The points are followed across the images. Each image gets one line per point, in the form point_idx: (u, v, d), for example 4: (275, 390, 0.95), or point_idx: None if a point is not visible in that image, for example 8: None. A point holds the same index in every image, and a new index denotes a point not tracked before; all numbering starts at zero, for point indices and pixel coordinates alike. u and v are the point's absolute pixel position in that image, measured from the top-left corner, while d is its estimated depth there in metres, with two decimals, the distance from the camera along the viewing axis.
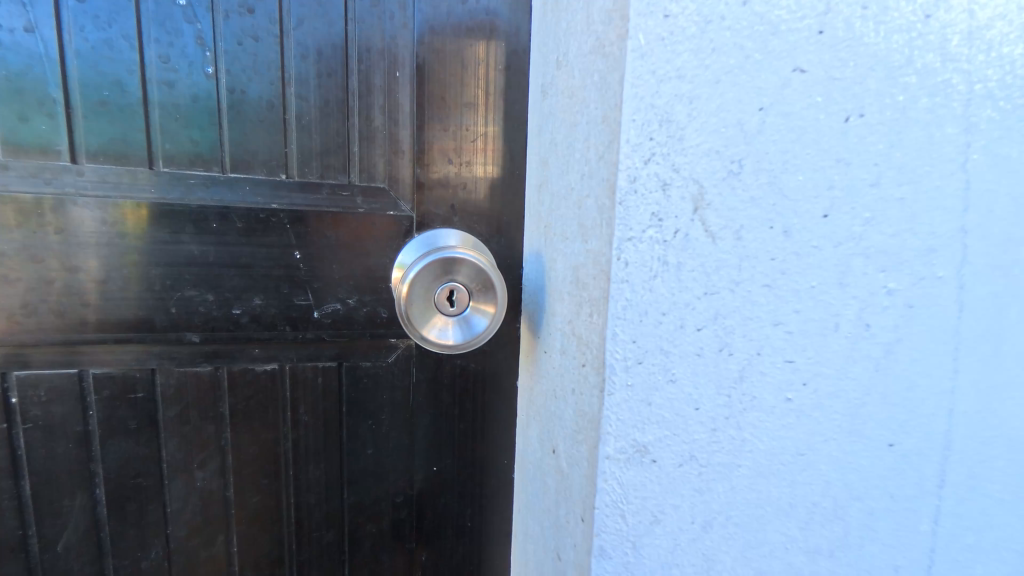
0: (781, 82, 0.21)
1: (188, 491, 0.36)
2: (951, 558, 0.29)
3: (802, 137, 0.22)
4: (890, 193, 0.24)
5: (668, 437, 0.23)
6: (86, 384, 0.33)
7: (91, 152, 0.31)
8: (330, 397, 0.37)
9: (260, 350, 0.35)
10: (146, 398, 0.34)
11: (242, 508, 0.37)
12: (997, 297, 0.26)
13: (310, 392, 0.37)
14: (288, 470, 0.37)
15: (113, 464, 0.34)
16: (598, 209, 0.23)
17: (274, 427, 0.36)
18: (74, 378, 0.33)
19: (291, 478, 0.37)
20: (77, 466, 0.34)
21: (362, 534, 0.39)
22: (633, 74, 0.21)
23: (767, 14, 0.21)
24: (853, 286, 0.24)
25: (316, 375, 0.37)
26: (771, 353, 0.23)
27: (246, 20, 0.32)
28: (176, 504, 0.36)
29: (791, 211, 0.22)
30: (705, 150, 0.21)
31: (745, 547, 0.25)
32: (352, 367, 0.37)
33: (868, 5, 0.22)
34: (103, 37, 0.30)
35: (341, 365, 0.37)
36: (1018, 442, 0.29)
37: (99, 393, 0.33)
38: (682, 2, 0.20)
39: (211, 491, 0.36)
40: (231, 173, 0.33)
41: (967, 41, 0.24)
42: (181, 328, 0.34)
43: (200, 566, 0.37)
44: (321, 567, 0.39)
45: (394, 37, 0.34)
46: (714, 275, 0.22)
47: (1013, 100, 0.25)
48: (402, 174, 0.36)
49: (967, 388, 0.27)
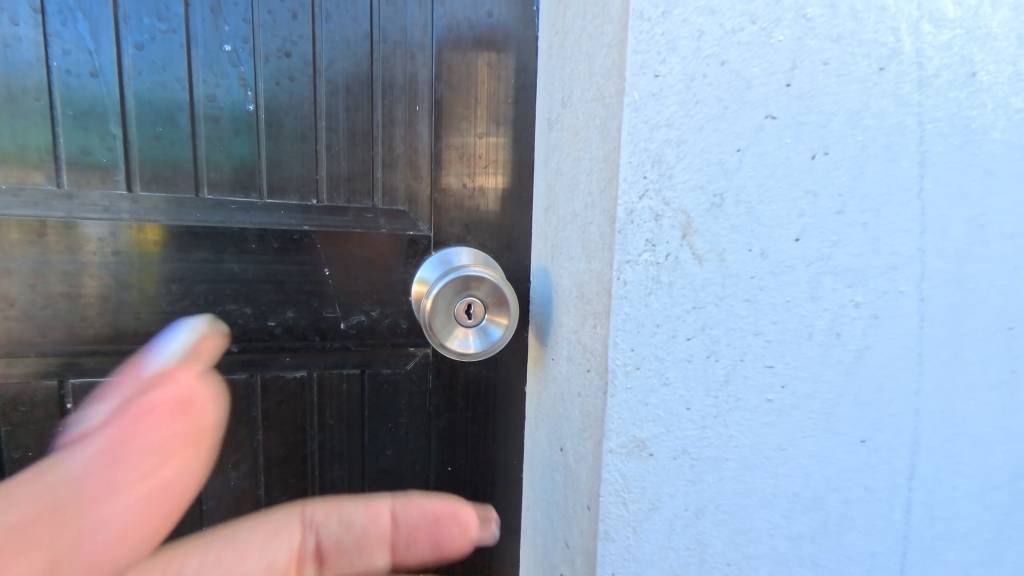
0: (755, 127, 0.25)
1: (223, 490, 0.39)
2: (924, 545, 0.32)
3: (775, 173, 0.26)
4: (854, 219, 0.27)
5: (663, 433, 0.27)
6: None
7: (145, 180, 0.35)
8: (354, 401, 0.40)
9: (290, 358, 0.39)
10: None
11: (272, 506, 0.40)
12: (953, 308, 0.30)
13: (335, 397, 0.40)
14: (314, 471, 0.40)
15: None
16: (600, 235, 0.26)
17: (302, 430, 0.40)
18: None
19: (317, 478, 0.40)
20: None
21: None
22: (629, 124, 0.24)
23: (742, 71, 0.24)
24: (824, 300, 0.27)
25: (342, 381, 0.40)
26: (753, 359, 0.27)
27: (284, 62, 0.36)
28: (211, 502, 0.39)
29: (767, 236, 0.26)
30: (692, 185, 0.25)
31: (734, 532, 0.28)
32: (374, 373, 0.40)
33: (829, 61, 0.25)
34: (158, 79, 0.34)
35: (364, 373, 0.40)
36: (981, 437, 0.32)
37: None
38: (669, 63, 0.24)
39: (244, 489, 0.39)
40: (268, 198, 0.37)
41: (919, 88, 0.27)
42: None
43: None
44: None
45: (415, 75, 0.38)
46: (701, 292, 0.26)
47: (961, 136, 0.29)
48: (420, 197, 0.40)
49: (931, 389, 0.30)
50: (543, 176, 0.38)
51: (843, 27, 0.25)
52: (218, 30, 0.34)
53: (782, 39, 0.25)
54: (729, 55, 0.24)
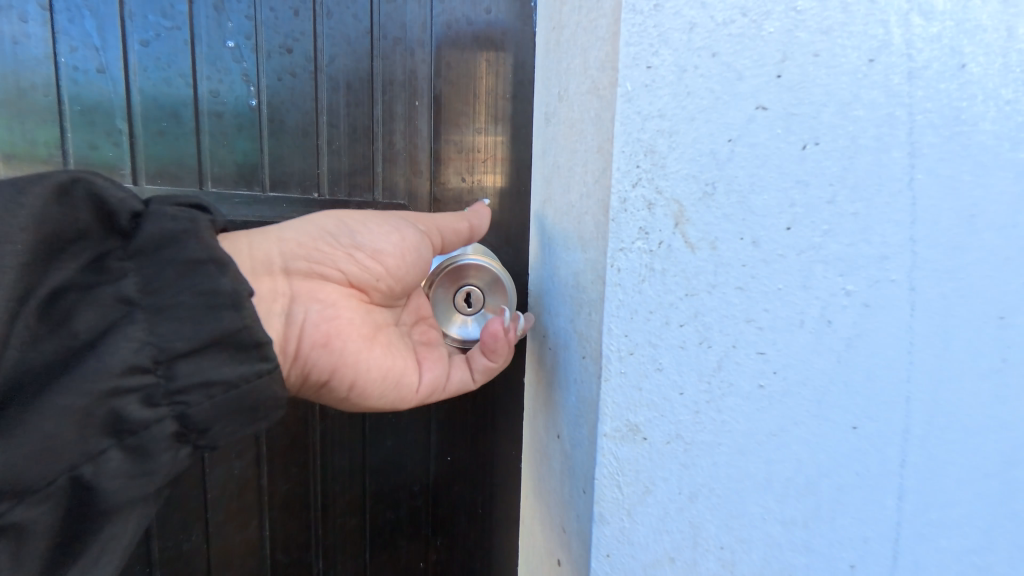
0: (746, 118, 0.25)
1: (225, 479, 0.38)
2: (916, 532, 0.33)
3: (766, 163, 0.26)
4: (845, 209, 0.28)
5: (657, 418, 0.27)
6: None
7: (150, 174, 0.35)
8: None
9: None
10: None
11: (275, 494, 0.40)
12: (944, 297, 0.30)
13: None
14: (316, 460, 0.41)
15: None
16: (595, 224, 0.27)
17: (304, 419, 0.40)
18: None
19: (319, 467, 0.41)
20: None
21: (383, 520, 0.43)
22: (622, 115, 0.25)
23: (733, 63, 0.25)
24: (816, 288, 0.28)
25: None
26: (745, 345, 0.27)
27: (286, 58, 0.37)
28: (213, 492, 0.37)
29: (759, 225, 0.26)
30: (684, 175, 0.25)
31: (727, 516, 0.29)
32: None
33: (819, 53, 0.26)
34: (163, 75, 0.35)
35: None
36: (972, 425, 0.32)
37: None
38: (661, 56, 0.25)
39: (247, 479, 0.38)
40: (270, 192, 0.38)
41: (908, 80, 0.28)
42: None
43: (234, 551, 0.39)
44: (344, 551, 0.42)
45: (414, 71, 0.39)
46: (694, 279, 0.26)
47: (950, 128, 0.29)
48: (420, 191, 0.40)
49: (922, 377, 0.31)
50: (540, 170, 0.39)
51: (832, 20, 0.26)
52: (221, 27, 0.35)
53: (772, 31, 0.25)
54: (720, 47, 0.25)
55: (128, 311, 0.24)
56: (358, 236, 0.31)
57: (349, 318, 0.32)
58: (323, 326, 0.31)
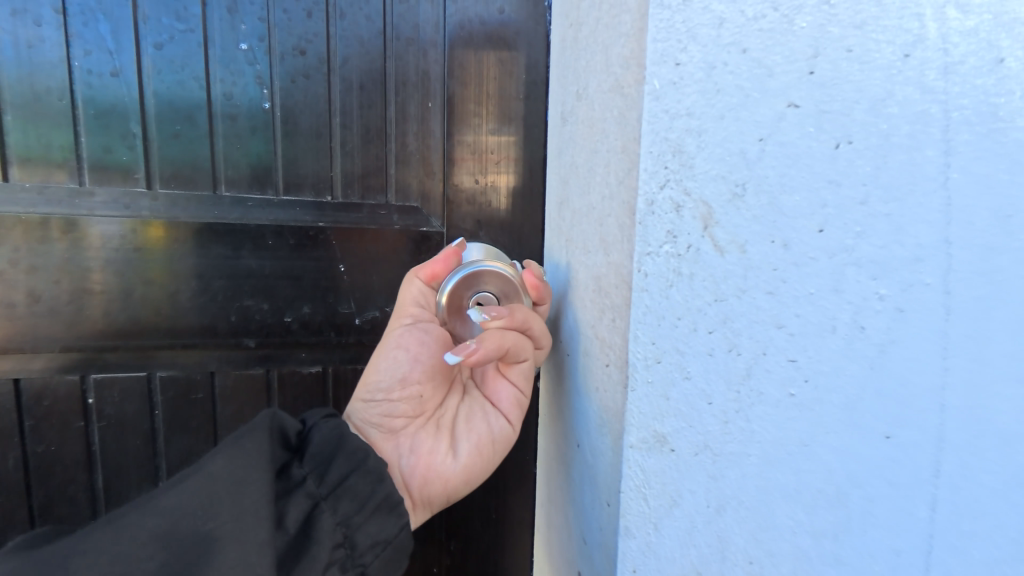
0: (777, 116, 0.25)
1: None
2: (949, 544, 0.32)
3: (797, 162, 0.25)
4: (878, 209, 0.27)
5: (686, 428, 0.26)
6: (153, 385, 0.37)
7: (165, 177, 0.35)
8: None
9: (306, 353, 0.39)
10: (205, 398, 0.38)
11: None
12: (978, 300, 0.29)
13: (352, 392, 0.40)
14: None
15: (177, 457, 0.38)
16: (619, 227, 0.26)
17: None
18: (143, 380, 0.36)
19: None
20: (145, 458, 0.37)
21: None
22: (649, 113, 0.24)
23: (764, 58, 0.24)
24: (847, 292, 0.27)
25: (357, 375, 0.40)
26: (775, 352, 0.26)
27: (299, 61, 0.36)
28: None
29: (789, 226, 0.25)
30: (713, 175, 0.25)
31: (757, 529, 0.28)
32: None
33: (852, 48, 0.25)
34: (177, 78, 0.34)
35: None
36: (1008, 434, 0.31)
37: (165, 392, 0.37)
38: (690, 51, 0.24)
39: None
40: (284, 195, 0.37)
41: (944, 75, 0.27)
42: (239, 334, 0.37)
43: None
44: None
45: (427, 72, 0.38)
46: (723, 284, 0.25)
47: (987, 125, 0.28)
48: (432, 194, 0.40)
49: (955, 384, 0.30)
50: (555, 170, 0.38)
51: (865, 14, 0.25)
52: (235, 29, 0.35)
53: (804, 25, 0.24)
54: (750, 42, 0.24)
55: (318, 503, 0.29)
56: (376, 393, 0.35)
57: (431, 441, 0.35)
58: (416, 470, 0.34)
